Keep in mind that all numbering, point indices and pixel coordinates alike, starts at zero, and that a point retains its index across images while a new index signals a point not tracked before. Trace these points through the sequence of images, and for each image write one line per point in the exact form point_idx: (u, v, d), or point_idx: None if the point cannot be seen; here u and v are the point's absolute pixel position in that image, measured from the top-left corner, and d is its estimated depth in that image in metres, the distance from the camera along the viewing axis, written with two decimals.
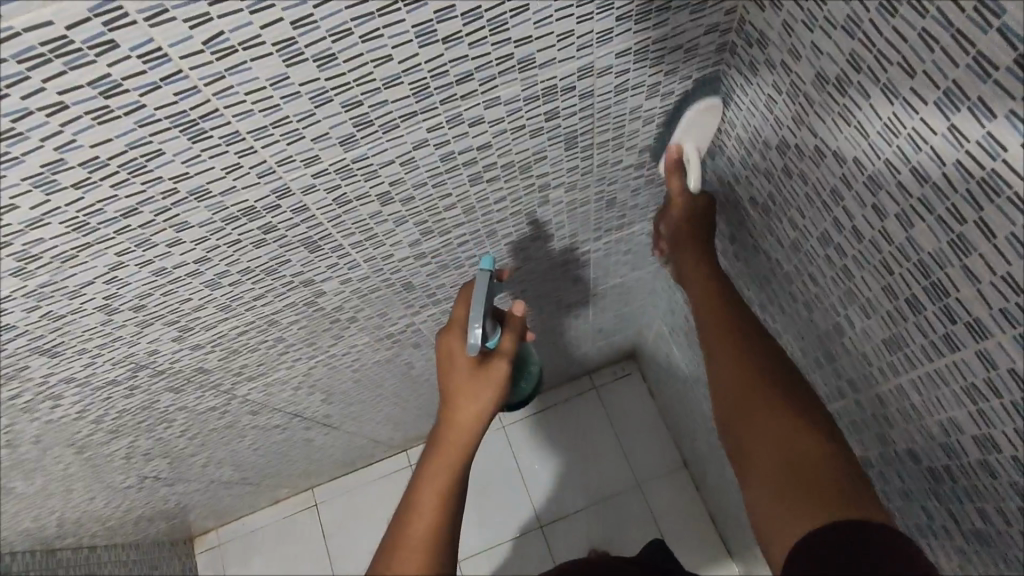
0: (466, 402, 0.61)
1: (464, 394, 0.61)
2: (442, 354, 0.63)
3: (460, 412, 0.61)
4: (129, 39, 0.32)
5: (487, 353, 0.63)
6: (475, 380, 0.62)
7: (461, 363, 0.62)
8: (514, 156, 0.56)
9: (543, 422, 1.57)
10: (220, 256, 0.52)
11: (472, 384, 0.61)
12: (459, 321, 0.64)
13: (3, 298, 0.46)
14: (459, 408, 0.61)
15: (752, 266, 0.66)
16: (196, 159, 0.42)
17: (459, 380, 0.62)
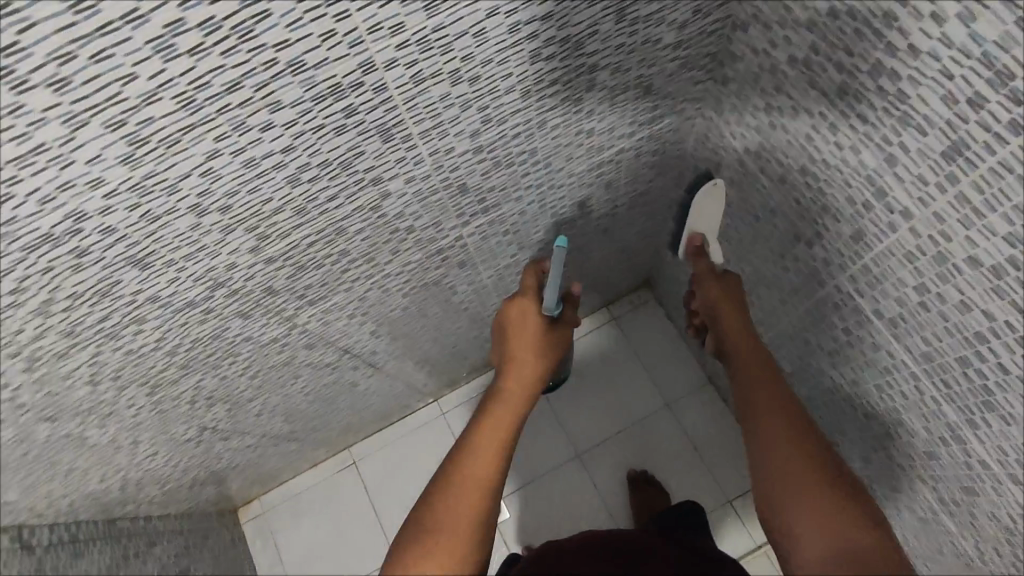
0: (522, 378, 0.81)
1: (523, 359, 0.84)
2: (516, 316, 0.87)
3: (500, 413, 0.77)
4: None
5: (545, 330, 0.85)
6: (541, 343, 0.85)
7: (531, 328, 0.85)
8: (571, 29, 0.58)
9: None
10: (304, 145, 0.54)
11: (534, 354, 0.84)
12: (530, 293, 0.87)
13: (110, 193, 0.48)
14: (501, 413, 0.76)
15: (791, 129, 0.70)
16: (299, 23, 0.43)
17: (521, 354, 0.84)
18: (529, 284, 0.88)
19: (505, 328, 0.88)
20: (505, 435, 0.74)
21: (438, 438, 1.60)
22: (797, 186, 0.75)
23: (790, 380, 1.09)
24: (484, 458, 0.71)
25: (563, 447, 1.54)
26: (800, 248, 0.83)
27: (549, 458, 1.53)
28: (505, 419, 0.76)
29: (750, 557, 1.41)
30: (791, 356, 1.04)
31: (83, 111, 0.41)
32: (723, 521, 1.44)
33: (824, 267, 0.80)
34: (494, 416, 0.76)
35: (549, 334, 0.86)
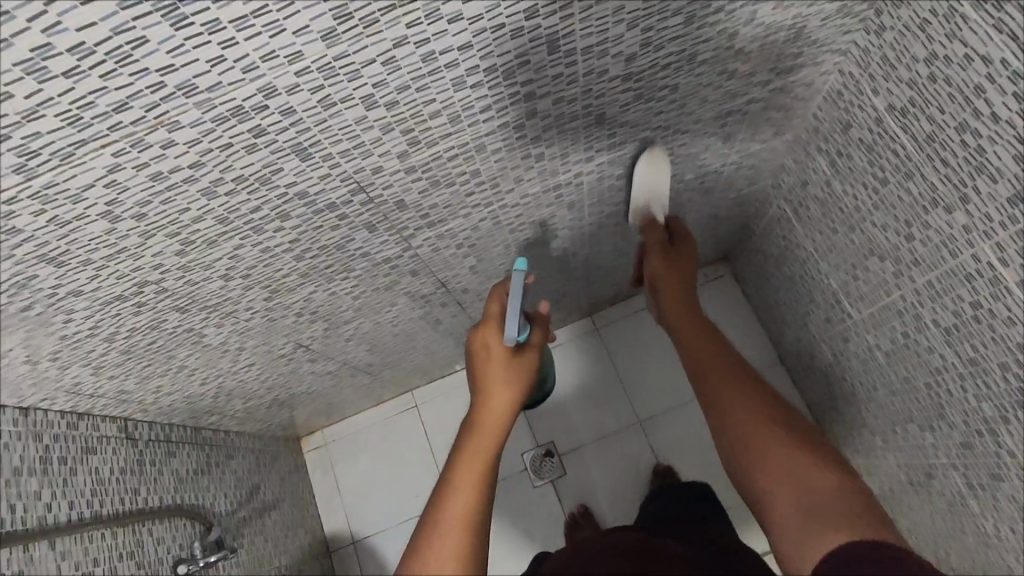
0: (496, 397, 0.75)
1: (495, 383, 0.76)
2: (478, 343, 0.80)
3: (477, 438, 0.71)
4: None
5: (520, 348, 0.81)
6: (506, 364, 0.79)
7: (495, 353, 0.79)
8: None
9: (630, 327, 1.61)
10: (480, 43, 0.54)
11: (504, 377, 0.77)
12: (494, 318, 0.82)
13: (302, 71, 0.49)
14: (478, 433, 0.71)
15: (956, 80, 0.67)
16: None
17: (489, 376, 0.77)
18: (492, 314, 0.82)
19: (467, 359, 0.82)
20: (491, 449, 0.70)
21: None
22: (947, 146, 0.72)
23: (884, 361, 1.05)
24: (465, 484, 0.66)
25: (616, 414, 1.54)
26: (933, 215, 0.79)
27: (600, 423, 1.54)
28: (480, 443, 0.70)
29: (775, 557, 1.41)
30: (892, 334, 0.99)
31: None
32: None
33: (961, 236, 0.76)
34: (469, 440, 0.71)
35: (517, 358, 0.80)
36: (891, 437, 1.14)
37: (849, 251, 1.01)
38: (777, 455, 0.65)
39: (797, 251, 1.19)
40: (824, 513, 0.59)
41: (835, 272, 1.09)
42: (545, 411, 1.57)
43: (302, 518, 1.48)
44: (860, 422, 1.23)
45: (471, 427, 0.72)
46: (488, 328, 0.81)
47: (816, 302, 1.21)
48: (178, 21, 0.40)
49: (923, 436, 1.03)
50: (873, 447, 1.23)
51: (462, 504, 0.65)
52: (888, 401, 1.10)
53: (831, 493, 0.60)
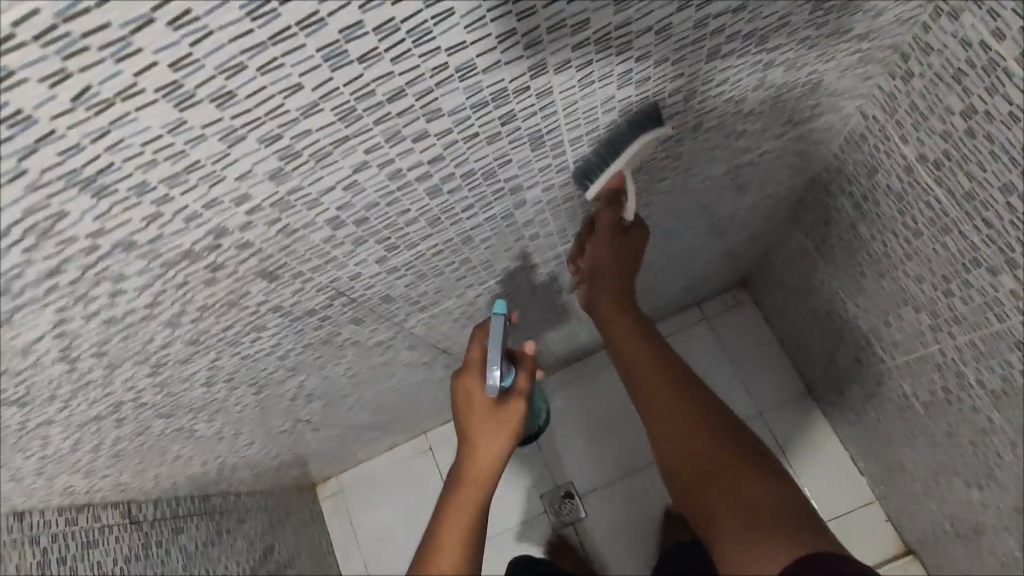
0: (488, 447, 0.68)
1: (484, 439, 0.67)
2: (460, 395, 0.68)
3: (467, 490, 0.66)
4: None
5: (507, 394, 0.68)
6: (491, 419, 0.68)
7: (481, 405, 0.67)
8: (759, 24, 0.49)
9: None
10: (453, 155, 0.48)
11: (492, 424, 0.68)
12: (475, 362, 0.68)
13: (254, 210, 0.44)
14: (469, 479, 0.67)
15: (1000, 139, 0.59)
16: (479, 23, 0.36)
17: (477, 424, 0.68)
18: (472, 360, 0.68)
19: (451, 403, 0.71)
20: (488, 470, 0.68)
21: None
22: (991, 207, 0.64)
23: (922, 410, 0.98)
24: (455, 529, 0.64)
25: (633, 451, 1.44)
26: (975, 275, 0.71)
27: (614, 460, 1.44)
28: (471, 492, 0.66)
29: None
30: (931, 386, 0.92)
31: (241, 125, 0.36)
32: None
33: (1008, 300, 0.68)
34: (459, 487, 0.67)
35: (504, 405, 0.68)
36: (933, 485, 1.07)
37: (880, 296, 0.93)
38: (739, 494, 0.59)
39: (821, 287, 1.11)
40: (766, 533, 0.55)
41: (864, 314, 1.01)
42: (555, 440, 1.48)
43: (321, 571, 1.46)
44: (898, 464, 1.16)
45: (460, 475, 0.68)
46: (471, 376, 0.68)
47: (844, 341, 1.13)
48: (101, 190, 0.36)
49: (969, 492, 0.97)
50: (913, 490, 1.15)
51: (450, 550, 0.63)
52: (929, 450, 1.02)
53: (764, 500, 0.58)
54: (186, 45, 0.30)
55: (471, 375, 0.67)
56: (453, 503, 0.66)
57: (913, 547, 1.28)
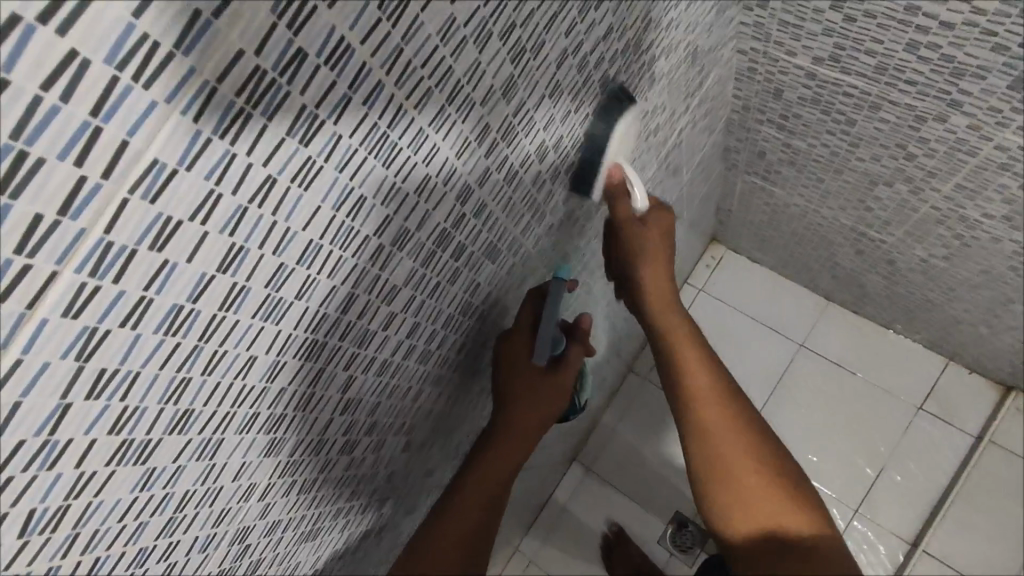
0: (527, 425, 0.61)
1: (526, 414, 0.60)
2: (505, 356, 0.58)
3: (498, 460, 0.60)
4: (312, 41, 0.24)
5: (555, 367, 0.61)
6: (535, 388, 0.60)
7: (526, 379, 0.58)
8: (628, 34, 0.48)
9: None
10: (426, 314, 0.44)
11: (536, 398, 0.60)
12: (524, 327, 0.57)
13: (265, 492, 0.38)
14: (491, 464, 0.60)
15: (879, 10, 0.59)
16: (394, 190, 0.33)
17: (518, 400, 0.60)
18: (523, 320, 0.57)
19: (494, 358, 0.59)
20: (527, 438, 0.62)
21: (570, 491, 1.35)
22: (907, 69, 0.64)
23: (945, 264, 0.96)
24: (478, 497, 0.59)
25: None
26: (925, 130, 0.71)
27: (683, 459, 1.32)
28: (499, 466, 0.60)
29: (960, 493, 1.24)
30: (941, 239, 0.90)
31: (213, 430, 0.31)
32: (920, 446, 1.29)
33: (972, 135, 0.67)
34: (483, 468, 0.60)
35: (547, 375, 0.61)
36: (993, 320, 1.04)
37: (848, 190, 0.93)
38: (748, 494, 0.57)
39: (788, 210, 1.11)
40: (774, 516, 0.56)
41: (842, 213, 1.00)
42: (622, 473, 1.35)
43: None
44: (951, 320, 1.13)
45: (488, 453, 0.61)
46: (519, 341, 0.57)
47: (836, 243, 1.12)
48: None
49: None
50: (978, 334, 1.13)
51: (456, 532, 0.57)
52: (972, 294, 1.00)
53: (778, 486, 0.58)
54: (116, 401, 0.25)
55: (521, 340, 0.57)
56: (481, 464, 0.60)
57: (1012, 384, 1.25)
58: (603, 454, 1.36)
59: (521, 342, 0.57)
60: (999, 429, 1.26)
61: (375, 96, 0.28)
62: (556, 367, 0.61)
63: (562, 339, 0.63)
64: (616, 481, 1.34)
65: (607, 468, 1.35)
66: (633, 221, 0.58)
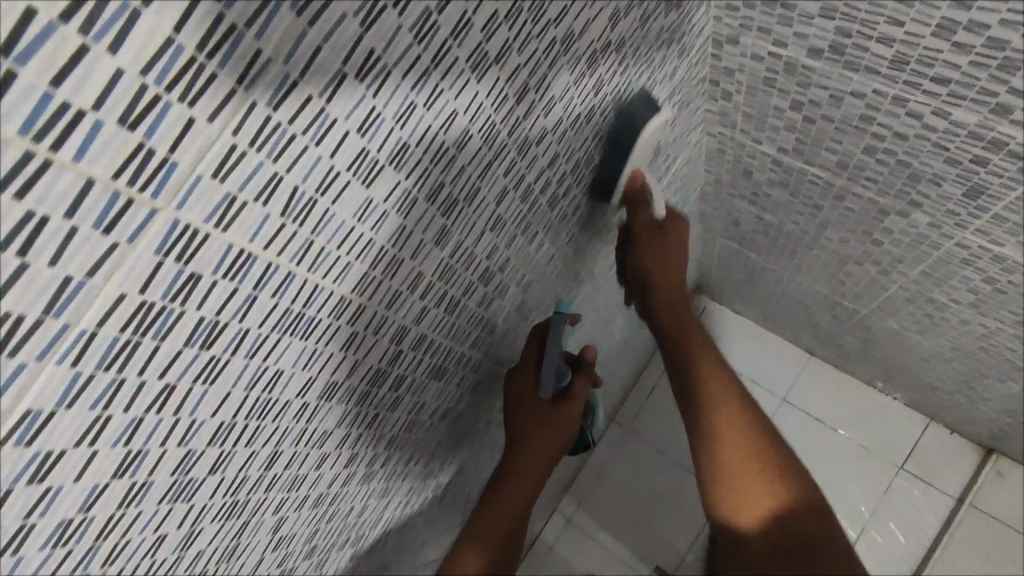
0: (543, 447, 0.61)
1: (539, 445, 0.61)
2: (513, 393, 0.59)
3: (518, 481, 0.60)
4: (206, 262, 0.24)
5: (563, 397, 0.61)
6: (543, 420, 0.60)
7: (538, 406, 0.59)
8: (577, 154, 0.48)
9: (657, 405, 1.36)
10: (365, 442, 0.44)
11: (550, 420, 0.60)
12: (529, 360, 0.59)
13: None
14: (517, 481, 0.60)
15: (837, 116, 0.59)
16: (315, 354, 0.33)
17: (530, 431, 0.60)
18: (528, 355, 0.59)
19: (505, 396, 0.61)
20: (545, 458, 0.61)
21: (554, 544, 1.29)
22: (867, 167, 0.64)
23: (918, 337, 0.95)
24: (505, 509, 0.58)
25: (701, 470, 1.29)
26: (889, 222, 0.71)
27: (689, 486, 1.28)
28: (522, 484, 0.60)
29: (941, 555, 1.22)
30: (912, 316, 0.89)
31: None
32: (900, 507, 1.27)
33: (932, 232, 0.67)
34: (507, 489, 0.59)
35: (558, 405, 0.61)
36: (971, 391, 1.03)
37: (820, 263, 0.93)
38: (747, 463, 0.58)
39: (765, 273, 1.11)
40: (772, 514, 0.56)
41: (816, 282, 1.00)
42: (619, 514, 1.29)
43: None
44: (929, 385, 1.13)
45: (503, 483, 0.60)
46: (525, 373, 0.58)
47: (813, 306, 1.11)
48: None
49: (1007, 386, 0.92)
50: (957, 401, 1.12)
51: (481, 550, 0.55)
52: (947, 366, 0.99)
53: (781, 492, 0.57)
54: None
55: (527, 377, 0.58)
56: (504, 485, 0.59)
57: (992, 446, 1.24)
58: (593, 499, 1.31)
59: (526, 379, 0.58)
60: (979, 491, 1.24)
61: (284, 286, 0.28)
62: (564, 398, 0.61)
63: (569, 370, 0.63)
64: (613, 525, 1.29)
65: (596, 514, 1.30)
66: (652, 223, 0.59)
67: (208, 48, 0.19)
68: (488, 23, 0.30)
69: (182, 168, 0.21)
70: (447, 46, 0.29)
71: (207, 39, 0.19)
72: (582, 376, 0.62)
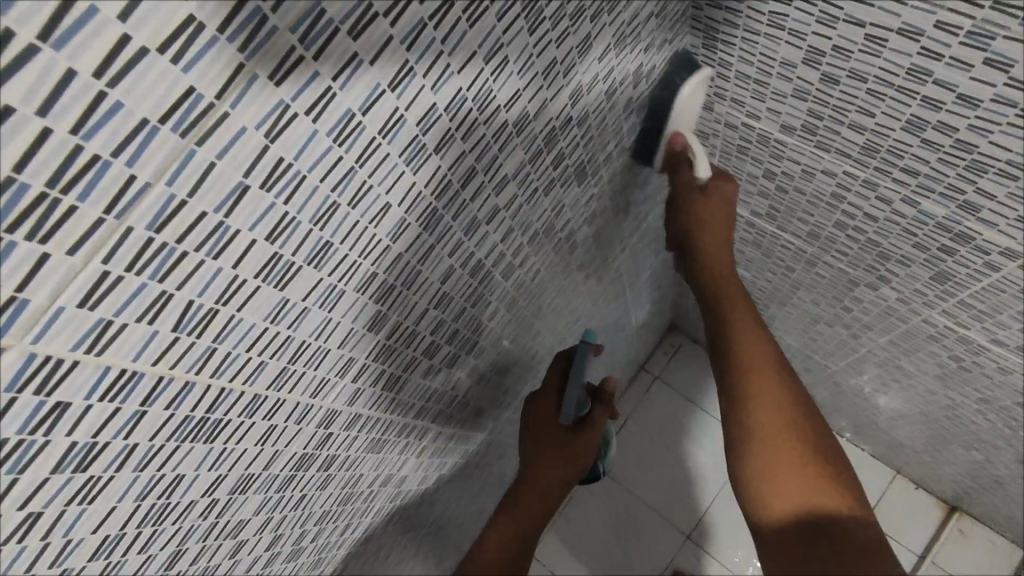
0: (551, 476, 0.65)
1: (544, 477, 0.65)
2: (533, 419, 0.65)
3: (525, 500, 0.66)
4: (77, 388, 0.22)
5: (580, 425, 0.64)
6: (556, 448, 0.64)
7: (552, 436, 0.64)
8: (535, 224, 0.47)
9: (628, 437, 1.32)
10: (290, 523, 0.41)
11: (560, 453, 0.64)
12: (551, 387, 0.64)
13: None
14: (524, 501, 0.66)
15: (810, 189, 0.58)
16: (224, 453, 0.31)
17: (540, 465, 0.64)
18: (550, 381, 0.64)
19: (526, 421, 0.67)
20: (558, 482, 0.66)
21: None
22: (838, 240, 0.63)
23: (885, 398, 0.94)
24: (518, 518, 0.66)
25: (684, 500, 1.25)
26: (859, 292, 0.70)
27: (672, 516, 1.25)
28: (532, 502, 0.66)
29: None
30: (880, 378, 0.89)
31: None
32: None
33: (900, 306, 0.66)
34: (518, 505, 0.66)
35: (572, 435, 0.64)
36: (935, 453, 1.02)
37: (792, 319, 0.91)
38: (785, 455, 0.54)
39: None
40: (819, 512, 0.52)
41: (788, 336, 0.99)
42: (596, 549, 1.25)
43: None
44: (895, 441, 1.12)
45: (513, 507, 0.66)
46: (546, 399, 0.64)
47: None
48: None
49: (970, 453, 0.92)
50: (922, 460, 1.11)
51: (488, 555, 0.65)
52: (913, 428, 0.98)
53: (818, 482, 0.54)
54: None
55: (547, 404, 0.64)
56: (515, 501, 0.66)
57: (955, 504, 1.23)
58: (567, 533, 1.27)
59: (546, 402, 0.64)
60: (941, 549, 1.23)
61: (181, 397, 0.26)
62: (580, 427, 0.63)
63: (589, 399, 0.64)
64: (587, 559, 1.24)
65: (558, 546, 1.26)
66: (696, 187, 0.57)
67: (64, 181, 0.17)
68: (425, 115, 0.29)
69: (37, 303, 0.19)
70: (375, 144, 0.27)
71: (61, 173, 0.17)
72: (604, 407, 0.64)
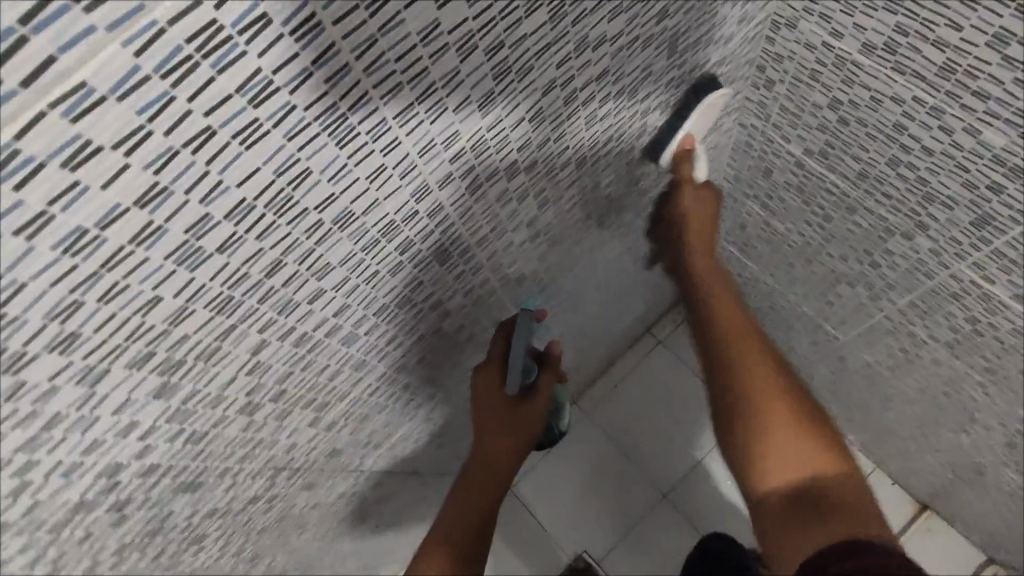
0: (503, 442, 0.67)
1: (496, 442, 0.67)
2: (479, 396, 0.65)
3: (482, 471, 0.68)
4: (278, 9, 0.24)
5: (527, 395, 0.65)
6: (505, 417, 0.65)
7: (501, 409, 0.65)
8: (624, 79, 0.50)
9: (622, 395, 1.34)
10: (359, 299, 0.44)
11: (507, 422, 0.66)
12: (496, 358, 0.64)
13: (148, 432, 0.38)
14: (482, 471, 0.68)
15: (870, 120, 0.61)
16: (343, 170, 0.33)
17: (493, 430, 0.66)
18: (494, 355, 0.64)
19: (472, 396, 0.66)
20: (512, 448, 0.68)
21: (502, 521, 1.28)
22: (885, 182, 0.66)
23: (889, 374, 0.98)
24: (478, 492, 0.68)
25: (668, 461, 1.29)
26: (891, 243, 0.73)
27: (652, 477, 1.28)
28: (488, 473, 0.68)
29: None
30: (888, 350, 0.92)
31: (98, 360, 0.31)
32: None
33: (930, 259, 0.69)
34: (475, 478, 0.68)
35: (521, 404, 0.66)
36: (922, 439, 1.06)
37: (814, 280, 0.94)
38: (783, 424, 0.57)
39: (757, 287, 1.12)
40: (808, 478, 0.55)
41: (805, 301, 1.02)
42: (573, 496, 1.28)
43: None
44: (885, 428, 1.16)
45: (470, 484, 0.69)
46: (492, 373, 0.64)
47: (792, 327, 1.14)
48: None
49: (958, 437, 0.96)
50: (907, 449, 1.15)
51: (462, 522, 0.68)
52: (907, 409, 1.02)
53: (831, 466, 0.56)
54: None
55: (495, 371, 0.64)
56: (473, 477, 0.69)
57: (927, 502, 1.27)
58: (547, 480, 1.30)
59: (493, 374, 0.64)
60: (906, 543, 1.28)
61: (340, 76, 0.29)
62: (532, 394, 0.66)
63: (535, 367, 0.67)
64: (563, 502, 1.28)
65: (535, 488, 1.29)
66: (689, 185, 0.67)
67: None
68: None
69: None
70: None
71: None
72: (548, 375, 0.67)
